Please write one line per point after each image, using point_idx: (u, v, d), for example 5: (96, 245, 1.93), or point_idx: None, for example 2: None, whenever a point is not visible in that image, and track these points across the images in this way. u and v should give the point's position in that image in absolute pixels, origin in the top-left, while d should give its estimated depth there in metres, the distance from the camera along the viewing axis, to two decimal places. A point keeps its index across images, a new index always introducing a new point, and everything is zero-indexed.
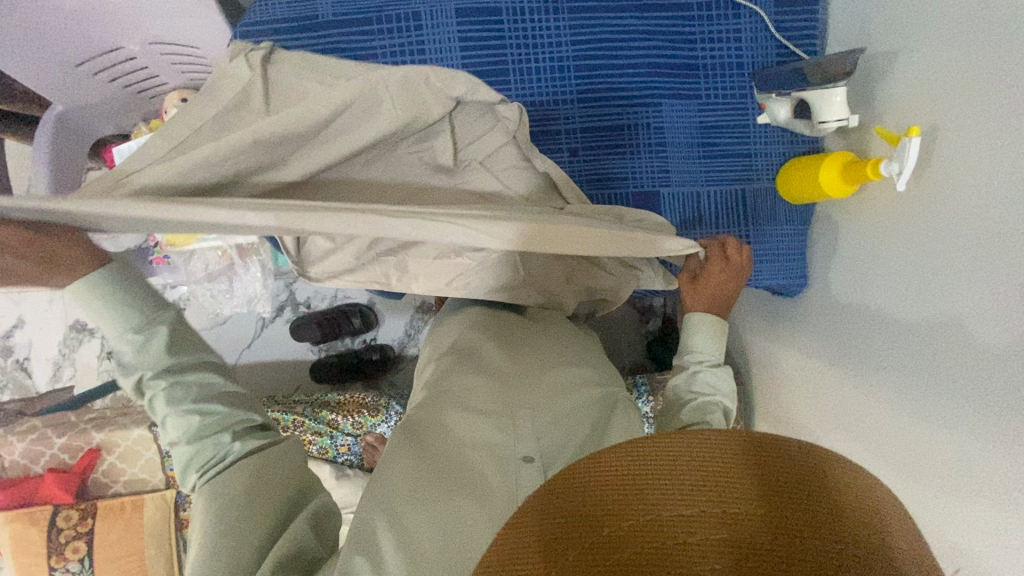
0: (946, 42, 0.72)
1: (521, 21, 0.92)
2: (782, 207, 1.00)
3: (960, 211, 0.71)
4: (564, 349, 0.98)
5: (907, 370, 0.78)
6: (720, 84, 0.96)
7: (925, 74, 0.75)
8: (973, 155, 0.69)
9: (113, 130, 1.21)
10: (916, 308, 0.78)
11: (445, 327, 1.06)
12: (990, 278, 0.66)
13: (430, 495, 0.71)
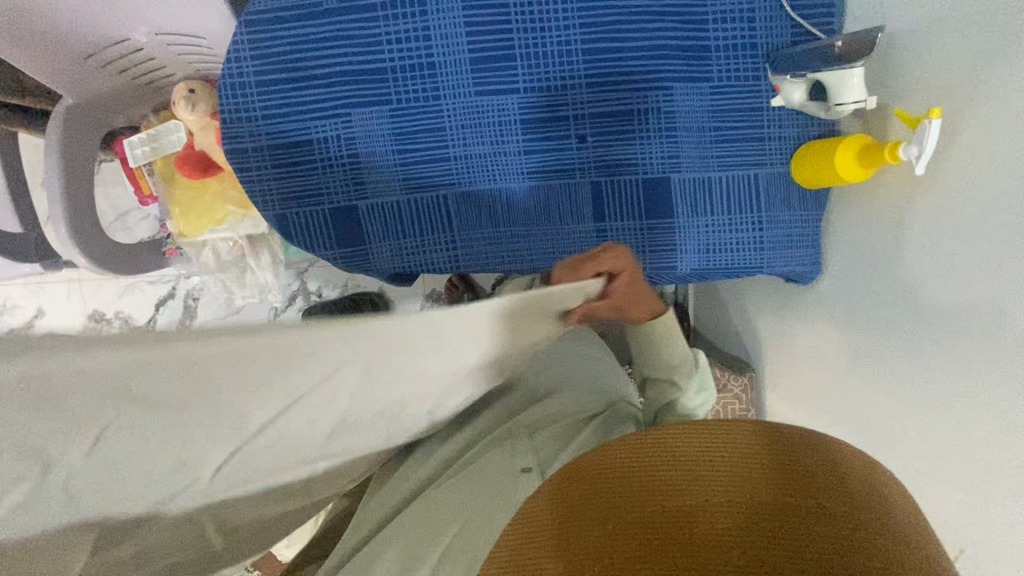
0: (974, 19, 0.69)
1: (527, 6, 0.90)
2: (796, 193, 0.97)
3: (990, 196, 0.68)
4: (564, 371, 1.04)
5: (933, 363, 0.76)
6: (733, 65, 0.93)
7: (952, 53, 0.72)
8: (1001, 140, 0.66)
9: (124, 122, 1.23)
10: (940, 297, 0.75)
11: None
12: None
13: (444, 518, 0.81)
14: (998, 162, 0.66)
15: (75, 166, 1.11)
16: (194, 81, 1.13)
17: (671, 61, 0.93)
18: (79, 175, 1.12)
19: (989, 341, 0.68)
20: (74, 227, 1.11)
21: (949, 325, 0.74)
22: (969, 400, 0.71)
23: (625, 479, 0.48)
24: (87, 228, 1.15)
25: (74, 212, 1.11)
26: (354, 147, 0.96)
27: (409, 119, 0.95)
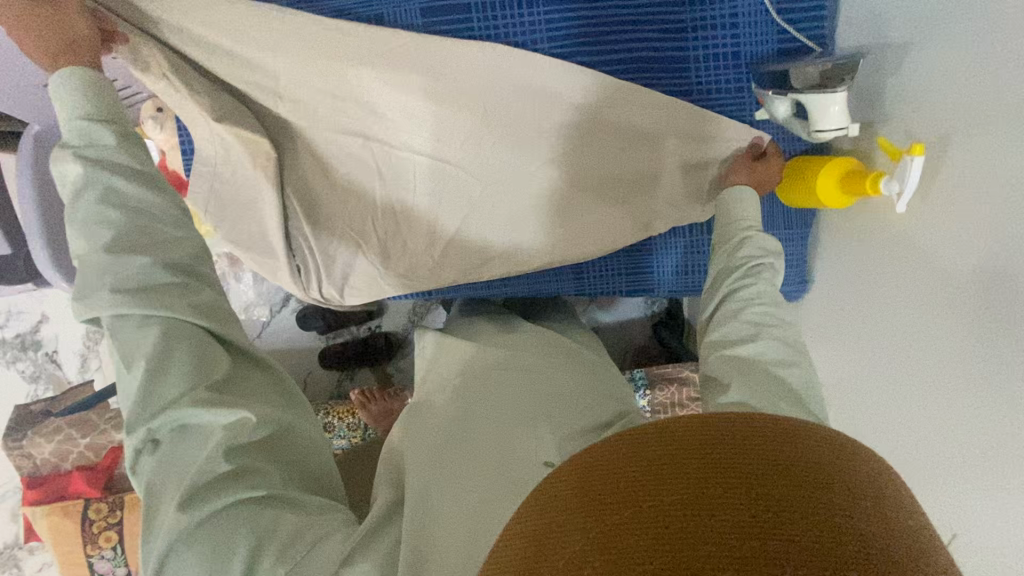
0: (972, 41, 0.62)
1: (489, 20, 0.85)
2: (781, 211, 0.93)
3: (976, 236, 0.64)
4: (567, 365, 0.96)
5: (918, 394, 0.74)
6: (714, 77, 0.88)
7: (952, 76, 0.66)
8: (992, 180, 0.61)
9: None
10: (921, 333, 0.72)
11: (443, 361, 1.00)
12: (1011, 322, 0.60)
13: (450, 491, 0.70)
14: (983, 196, 0.62)
15: (47, 190, 1.11)
16: (159, 98, 1.10)
17: (648, 75, 0.88)
18: (53, 201, 1.13)
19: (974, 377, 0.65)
20: (51, 251, 1.16)
21: (930, 357, 0.71)
22: (956, 427, 0.68)
23: (658, 470, 0.37)
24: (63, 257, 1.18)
25: (52, 245, 1.15)
26: (320, 169, 0.93)
27: (375, 142, 0.91)
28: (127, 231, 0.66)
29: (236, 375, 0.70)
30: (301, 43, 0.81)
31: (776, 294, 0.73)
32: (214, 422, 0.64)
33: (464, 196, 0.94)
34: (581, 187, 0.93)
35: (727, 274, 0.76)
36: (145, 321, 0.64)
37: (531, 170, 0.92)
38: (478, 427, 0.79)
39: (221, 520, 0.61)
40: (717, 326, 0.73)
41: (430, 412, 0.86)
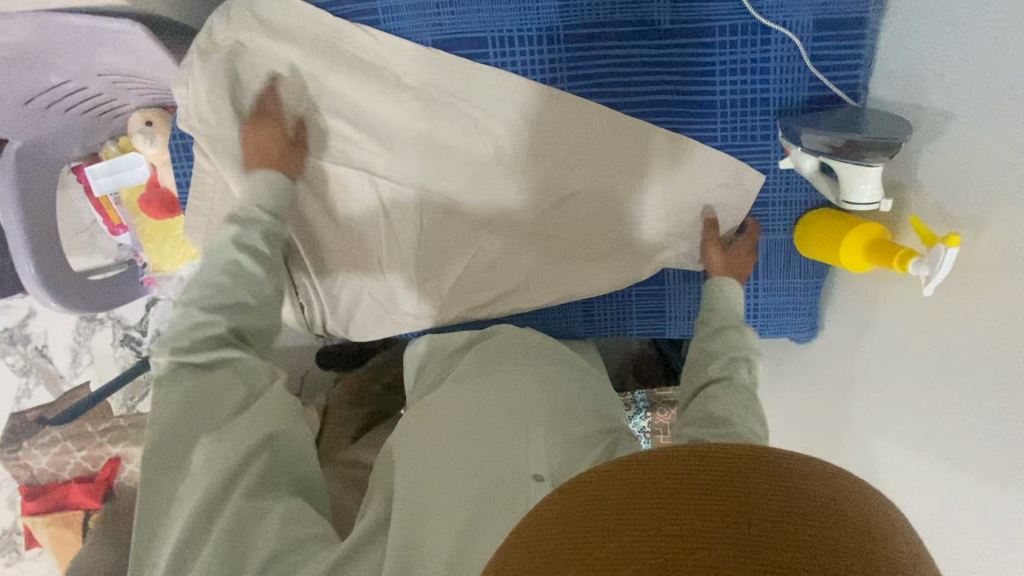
0: (1006, 123, 0.59)
1: (508, 55, 0.81)
2: (796, 260, 0.91)
3: (977, 329, 0.63)
4: (561, 358, 0.89)
5: (903, 467, 0.74)
6: (740, 122, 0.84)
7: (981, 157, 0.63)
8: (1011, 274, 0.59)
9: (82, 152, 1.11)
10: (914, 411, 0.72)
11: (430, 360, 0.93)
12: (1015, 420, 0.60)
13: (434, 509, 0.66)
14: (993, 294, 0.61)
15: (32, 212, 1.04)
16: (150, 110, 1.04)
17: (669, 117, 0.84)
18: (39, 221, 1.05)
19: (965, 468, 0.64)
20: (37, 267, 1.05)
21: (924, 441, 0.70)
22: (944, 511, 0.68)
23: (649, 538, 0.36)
24: (54, 275, 1.09)
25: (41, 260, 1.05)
26: (320, 203, 0.89)
27: (379, 179, 0.88)
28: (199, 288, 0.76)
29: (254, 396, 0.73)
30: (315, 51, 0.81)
31: (744, 393, 0.73)
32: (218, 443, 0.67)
33: (471, 232, 0.91)
34: (592, 225, 0.90)
35: (711, 361, 0.77)
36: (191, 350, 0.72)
37: (545, 206, 0.90)
38: (472, 430, 0.73)
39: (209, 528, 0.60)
40: (700, 401, 0.73)
41: (415, 417, 0.79)
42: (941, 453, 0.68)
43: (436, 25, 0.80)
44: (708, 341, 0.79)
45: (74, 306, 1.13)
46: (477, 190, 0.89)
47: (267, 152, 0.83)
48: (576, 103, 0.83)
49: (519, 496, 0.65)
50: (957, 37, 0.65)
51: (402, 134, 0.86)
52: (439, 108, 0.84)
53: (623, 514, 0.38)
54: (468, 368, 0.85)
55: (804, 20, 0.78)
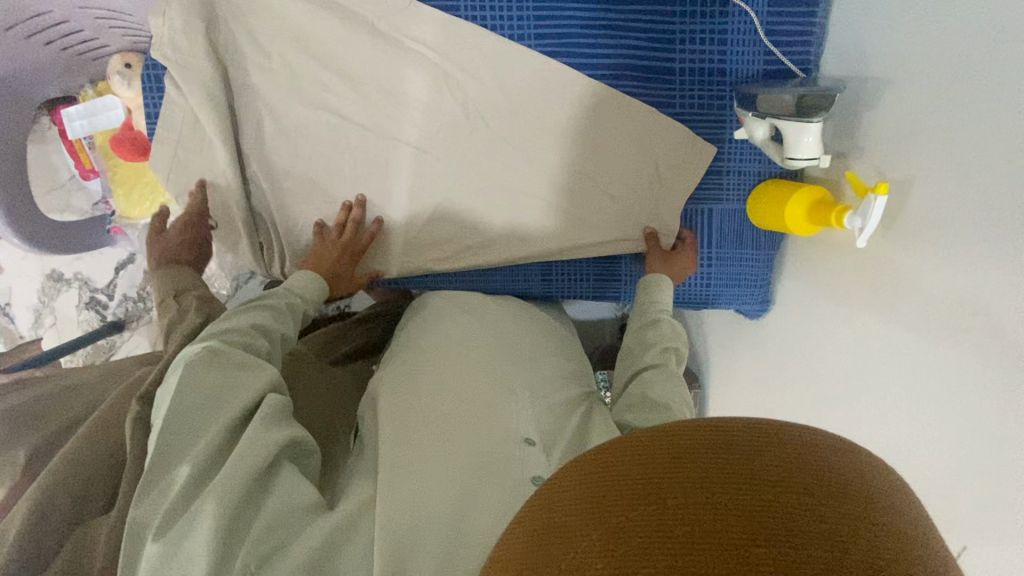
0: (942, 82, 0.63)
1: (478, 9, 0.84)
2: (750, 230, 0.94)
3: (927, 278, 0.65)
4: (543, 339, 0.93)
5: (867, 428, 0.74)
6: (697, 91, 0.87)
7: (919, 115, 0.67)
8: (955, 221, 0.61)
9: (58, 92, 1.11)
10: (876, 369, 0.73)
11: (411, 325, 0.93)
12: (951, 361, 0.61)
13: (422, 473, 0.66)
14: (941, 241, 0.63)
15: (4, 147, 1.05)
16: (128, 53, 1.05)
17: (632, 82, 0.87)
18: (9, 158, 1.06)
19: (928, 416, 0.65)
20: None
21: (881, 395, 0.72)
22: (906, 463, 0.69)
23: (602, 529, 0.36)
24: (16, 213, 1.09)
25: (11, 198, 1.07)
26: (287, 145, 0.91)
27: (349, 123, 0.90)
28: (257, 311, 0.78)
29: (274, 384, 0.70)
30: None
31: (676, 380, 0.76)
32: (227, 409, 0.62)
33: (437, 183, 0.93)
34: (554, 184, 0.92)
35: (647, 350, 0.81)
36: (256, 328, 0.75)
37: (509, 162, 0.92)
38: (461, 400, 0.75)
39: (239, 472, 0.58)
40: (640, 386, 0.76)
41: (401, 380, 0.79)
42: (902, 407, 0.68)
43: None
44: (637, 328, 0.85)
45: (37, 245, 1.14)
46: (445, 140, 0.91)
47: (322, 262, 0.91)
48: (544, 62, 0.86)
49: (513, 461, 0.69)
50: (893, 5, 0.69)
51: (373, 80, 0.88)
52: (411, 56, 0.86)
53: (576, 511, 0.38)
54: (453, 340, 0.86)
55: None
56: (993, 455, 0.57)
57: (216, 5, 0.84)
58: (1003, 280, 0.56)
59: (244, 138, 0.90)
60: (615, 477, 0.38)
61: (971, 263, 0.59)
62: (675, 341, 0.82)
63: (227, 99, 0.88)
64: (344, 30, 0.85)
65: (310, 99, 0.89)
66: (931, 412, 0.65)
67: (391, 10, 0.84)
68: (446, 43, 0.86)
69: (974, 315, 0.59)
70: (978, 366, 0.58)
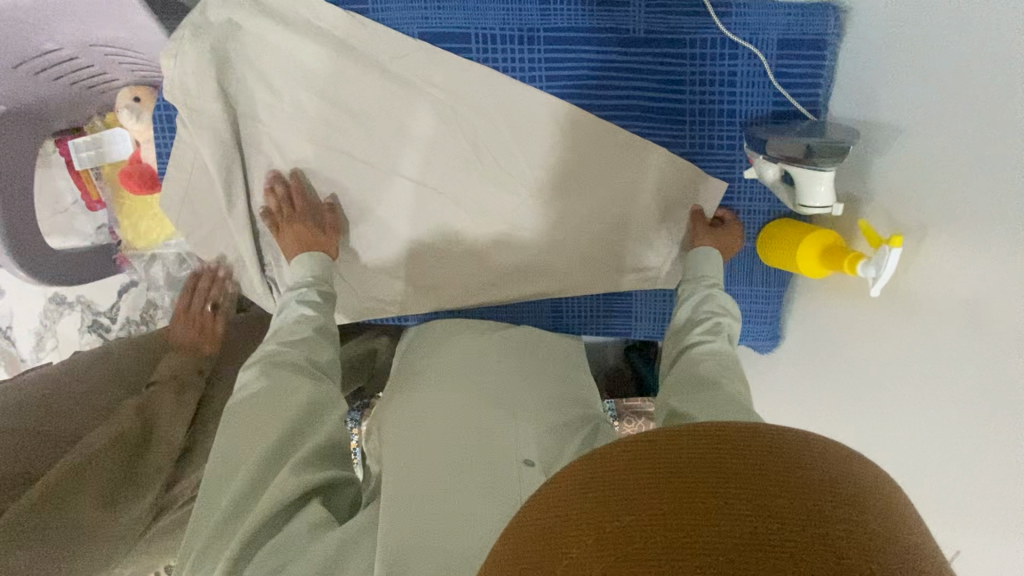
0: (946, 134, 0.64)
1: (489, 52, 0.85)
2: (759, 268, 0.94)
3: (934, 328, 0.65)
4: (546, 356, 0.92)
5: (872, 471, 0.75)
6: (708, 132, 0.88)
7: (924, 166, 0.67)
8: (959, 273, 0.61)
9: (65, 125, 1.11)
10: (881, 415, 0.73)
11: (417, 347, 0.93)
12: (962, 414, 0.61)
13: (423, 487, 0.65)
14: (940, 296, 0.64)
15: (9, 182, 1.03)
16: (138, 87, 1.05)
17: (643, 123, 0.88)
18: (15, 192, 1.04)
19: (934, 464, 0.65)
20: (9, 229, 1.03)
21: (891, 440, 0.71)
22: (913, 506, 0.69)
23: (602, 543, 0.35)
24: (24, 237, 1.06)
25: (19, 235, 1.04)
26: (297, 184, 0.91)
27: (360, 163, 0.90)
28: (282, 329, 0.81)
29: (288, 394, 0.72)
30: (301, 37, 0.84)
31: (727, 359, 0.73)
32: (246, 442, 0.67)
33: (445, 220, 0.93)
34: (564, 222, 0.93)
35: (694, 329, 0.78)
36: (268, 373, 0.74)
37: (519, 200, 0.92)
38: (462, 415, 0.74)
39: (262, 513, 0.60)
40: (688, 364, 0.73)
41: (406, 403, 0.79)
42: (908, 454, 0.69)
43: (422, 18, 0.83)
44: (686, 310, 0.82)
45: (44, 278, 1.10)
46: (454, 177, 0.91)
47: (303, 241, 0.88)
48: (553, 102, 0.86)
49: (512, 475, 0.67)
50: (899, 57, 0.70)
51: (384, 120, 0.88)
52: (422, 98, 0.87)
53: (574, 523, 0.37)
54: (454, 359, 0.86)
55: (768, 38, 0.83)
56: (995, 507, 0.58)
57: (228, 47, 0.85)
58: (1000, 337, 0.56)
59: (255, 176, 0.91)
60: (627, 486, 0.37)
61: (977, 315, 0.59)
62: (724, 317, 0.79)
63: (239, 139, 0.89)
64: (356, 72, 0.86)
65: (319, 139, 0.89)
66: (937, 460, 0.65)
67: (403, 54, 0.85)
68: (456, 84, 0.86)
69: (974, 372, 0.59)
70: (981, 419, 0.59)
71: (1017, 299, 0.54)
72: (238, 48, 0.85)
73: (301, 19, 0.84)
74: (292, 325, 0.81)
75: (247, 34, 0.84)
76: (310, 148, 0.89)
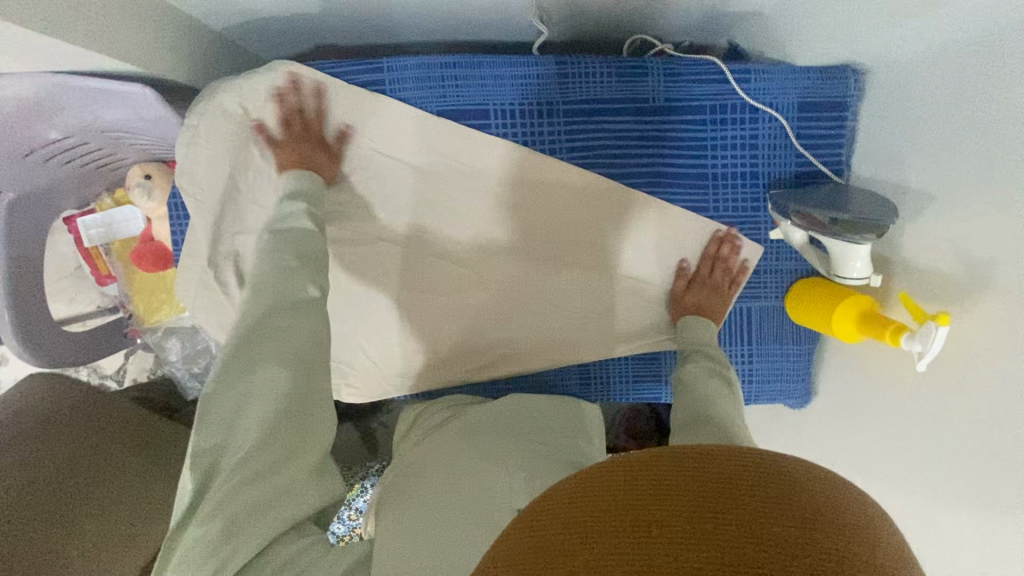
0: (974, 205, 0.62)
1: (509, 126, 0.84)
2: (788, 326, 0.93)
3: (974, 404, 0.62)
4: (540, 406, 0.88)
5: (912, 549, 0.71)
6: (731, 195, 0.87)
7: (951, 235, 0.66)
8: (996, 349, 0.59)
9: (75, 203, 1.10)
10: (920, 493, 0.70)
11: (417, 417, 0.92)
12: (1001, 495, 0.58)
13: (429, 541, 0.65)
14: (976, 380, 0.62)
15: (17, 268, 1.00)
16: (150, 164, 1.04)
17: (665, 187, 0.87)
18: (22, 277, 1.01)
19: (972, 551, 0.62)
20: (19, 318, 1.00)
21: (930, 514, 0.68)
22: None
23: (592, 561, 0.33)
24: (37, 324, 1.03)
25: (26, 322, 1.01)
26: None
27: (380, 239, 0.89)
28: (279, 241, 0.68)
29: (294, 333, 0.60)
30: (317, 119, 0.83)
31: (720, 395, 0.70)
32: (246, 390, 0.55)
33: (467, 291, 0.91)
34: (588, 288, 0.91)
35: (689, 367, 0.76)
36: (272, 295, 0.62)
37: (540, 267, 0.90)
38: (457, 470, 0.75)
39: (283, 516, 0.53)
40: (681, 405, 0.70)
41: (414, 472, 0.79)
42: (947, 537, 0.65)
43: (441, 96, 0.83)
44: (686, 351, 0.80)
45: (55, 362, 1.07)
46: (475, 248, 0.89)
47: (300, 158, 0.80)
48: (572, 170, 0.85)
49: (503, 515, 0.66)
50: (924, 127, 0.69)
51: (404, 197, 0.87)
52: (444, 174, 0.86)
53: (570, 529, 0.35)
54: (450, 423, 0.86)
55: (789, 103, 0.84)
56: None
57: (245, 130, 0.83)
58: None
59: None
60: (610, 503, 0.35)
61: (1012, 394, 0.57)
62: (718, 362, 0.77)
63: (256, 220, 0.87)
64: (375, 150, 0.85)
65: (340, 215, 0.87)
66: (973, 550, 0.62)
67: (422, 130, 0.84)
68: (476, 158, 0.85)
69: (1016, 462, 0.57)
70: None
71: None
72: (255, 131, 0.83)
73: (316, 101, 0.83)
74: (296, 240, 0.68)
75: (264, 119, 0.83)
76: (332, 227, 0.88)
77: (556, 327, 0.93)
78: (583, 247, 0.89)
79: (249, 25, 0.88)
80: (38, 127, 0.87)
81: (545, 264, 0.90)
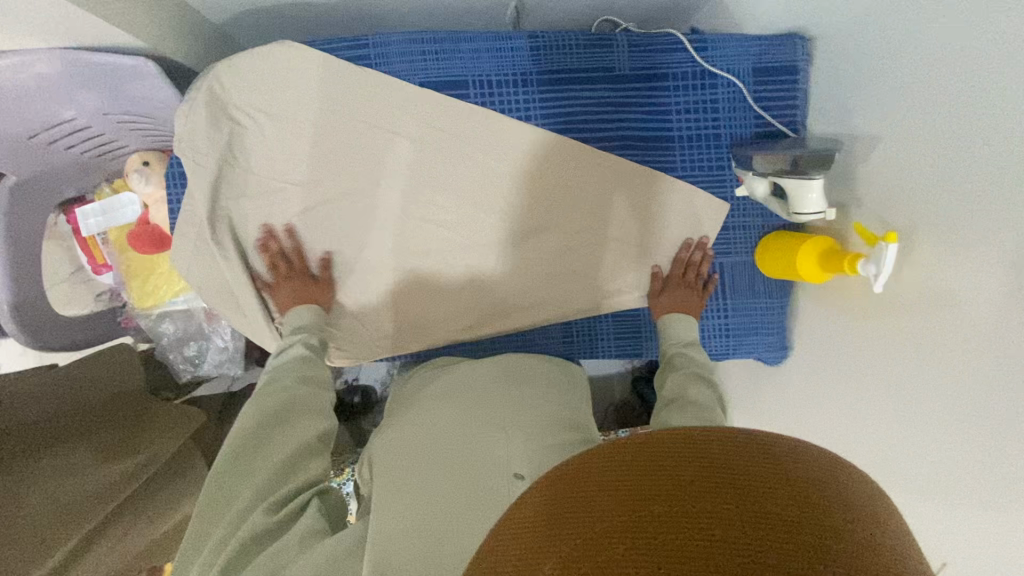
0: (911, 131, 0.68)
1: (486, 95, 0.90)
2: (758, 280, 0.97)
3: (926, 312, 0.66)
4: (531, 375, 0.90)
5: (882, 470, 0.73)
6: (696, 156, 0.93)
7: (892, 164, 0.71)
8: (938, 254, 0.64)
9: (75, 191, 1.14)
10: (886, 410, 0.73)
11: (413, 383, 0.94)
12: (957, 388, 0.61)
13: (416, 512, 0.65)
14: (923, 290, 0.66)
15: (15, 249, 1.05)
16: (149, 152, 1.09)
17: (634, 152, 0.93)
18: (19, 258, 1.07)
19: (940, 450, 0.64)
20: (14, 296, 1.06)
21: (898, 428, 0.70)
22: (922, 508, 0.67)
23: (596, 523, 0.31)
24: (30, 305, 1.09)
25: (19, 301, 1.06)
26: (307, 229, 0.94)
27: (367, 205, 0.94)
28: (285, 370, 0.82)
29: (275, 431, 0.72)
30: (307, 91, 0.89)
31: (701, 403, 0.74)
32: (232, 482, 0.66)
33: (451, 254, 0.96)
34: (567, 248, 0.96)
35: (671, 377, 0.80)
36: (261, 404, 0.76)
37: (521, 228, 0.95)
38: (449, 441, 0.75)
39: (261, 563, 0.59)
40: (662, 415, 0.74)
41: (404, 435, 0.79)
42: (914, 445, 0.68)
43: (422, 68, 0.89)
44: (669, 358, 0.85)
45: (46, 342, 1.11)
46: (457, 212, 0.94)
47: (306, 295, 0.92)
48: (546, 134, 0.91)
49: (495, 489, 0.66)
50: (863, 73, 0.76)
51: (390, 163, 0.92)
52: (426, 141, 0.92)
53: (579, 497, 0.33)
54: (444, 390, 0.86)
55: (744, 69, 0.91)
56: (992, 496, 0.57)
57: (240, 104, 0.89)
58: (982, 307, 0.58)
59: (264, 224, 0.93)
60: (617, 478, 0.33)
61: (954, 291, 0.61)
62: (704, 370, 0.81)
63: (250, 189, 0.92)
64: (361, 119, 0.90)
65: (330, 182, 0.92)
66: (938, 450, 0.64)
67: (405, 100, 0.90)
68: (457, 125, 0.91)
69: (964, 354, 0.60)
70: (977, 405, 0.59)
71: (986, 266, 0.57)
72: (247, 103, 0.89)
73: (306, 74, 0.89)
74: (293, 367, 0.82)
75: (257, 92, 0.89)
76: (322, 194, 0.93)
77: (537, 286, 0.97)
78: (561, 207, 0.94)
79: (246, 16, 0.96)
80: (44, 108, 0.93)
81: (525, 226, 0.95)
